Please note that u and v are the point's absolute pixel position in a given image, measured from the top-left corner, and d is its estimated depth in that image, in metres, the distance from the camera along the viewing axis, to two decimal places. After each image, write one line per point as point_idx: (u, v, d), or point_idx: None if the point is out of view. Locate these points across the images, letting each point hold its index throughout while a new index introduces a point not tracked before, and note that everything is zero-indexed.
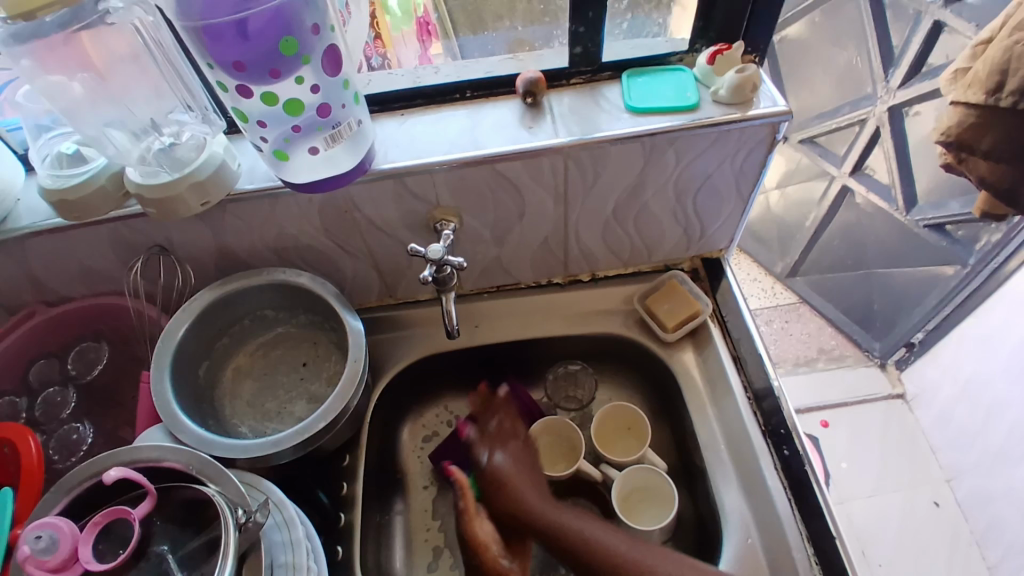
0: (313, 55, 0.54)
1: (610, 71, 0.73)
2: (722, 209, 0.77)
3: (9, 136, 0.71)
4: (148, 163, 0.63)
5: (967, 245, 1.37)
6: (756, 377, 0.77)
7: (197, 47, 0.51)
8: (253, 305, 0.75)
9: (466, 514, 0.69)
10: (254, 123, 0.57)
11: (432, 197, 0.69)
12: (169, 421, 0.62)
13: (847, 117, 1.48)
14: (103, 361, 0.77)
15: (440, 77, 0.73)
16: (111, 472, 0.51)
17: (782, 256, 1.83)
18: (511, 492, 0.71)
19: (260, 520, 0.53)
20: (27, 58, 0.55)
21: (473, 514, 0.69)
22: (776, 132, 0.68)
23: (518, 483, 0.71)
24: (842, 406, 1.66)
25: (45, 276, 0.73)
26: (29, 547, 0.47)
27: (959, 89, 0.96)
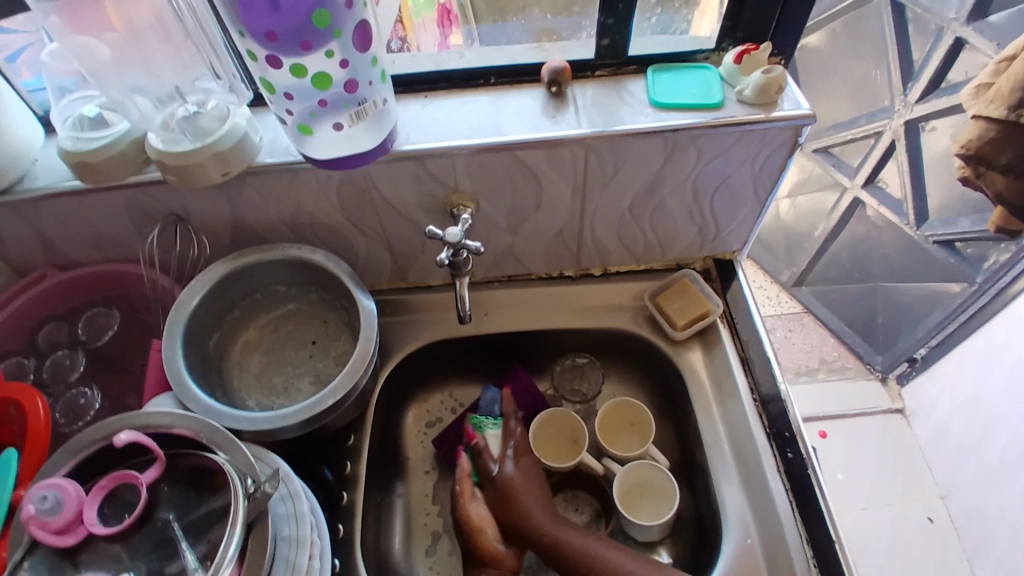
0: (345, 30, 0.54)
1: (635, 66, 0.73)
2: (738, 210, 0.77)
3: (29, 97, 0.71)
4: (171, 129, 0.62)
5: (975, 263, 1.38)
6: (762, 380, 0.77)
7: (229, 15, 0.51)
8: (267, 280, 0.75)
9: (461, 496, 0.73)
10: (281, 95, 0.57)
11: (451, 181, 0.69)
12: (179, 389, 0.63)
13: (863, 129, 1.48)
14: (114, 328, 0.76)
15: (464, 62, 0.73)
16: (121, 436, 0.51)
17: (789, 265, 1.83)
18: (516, 505, 0.71)
19: (269, 490, 0.52)
20: (56, 15, 0.56)
21: (467, 498, 0.73)
22: (797, 136, 0.68)
23: (522, 492, 0.72)
24: (840, 417, 1.66)
25: (59, 239, 0.73)
26: (34, 507, 0.47)
27: (980, 103, 0.95)
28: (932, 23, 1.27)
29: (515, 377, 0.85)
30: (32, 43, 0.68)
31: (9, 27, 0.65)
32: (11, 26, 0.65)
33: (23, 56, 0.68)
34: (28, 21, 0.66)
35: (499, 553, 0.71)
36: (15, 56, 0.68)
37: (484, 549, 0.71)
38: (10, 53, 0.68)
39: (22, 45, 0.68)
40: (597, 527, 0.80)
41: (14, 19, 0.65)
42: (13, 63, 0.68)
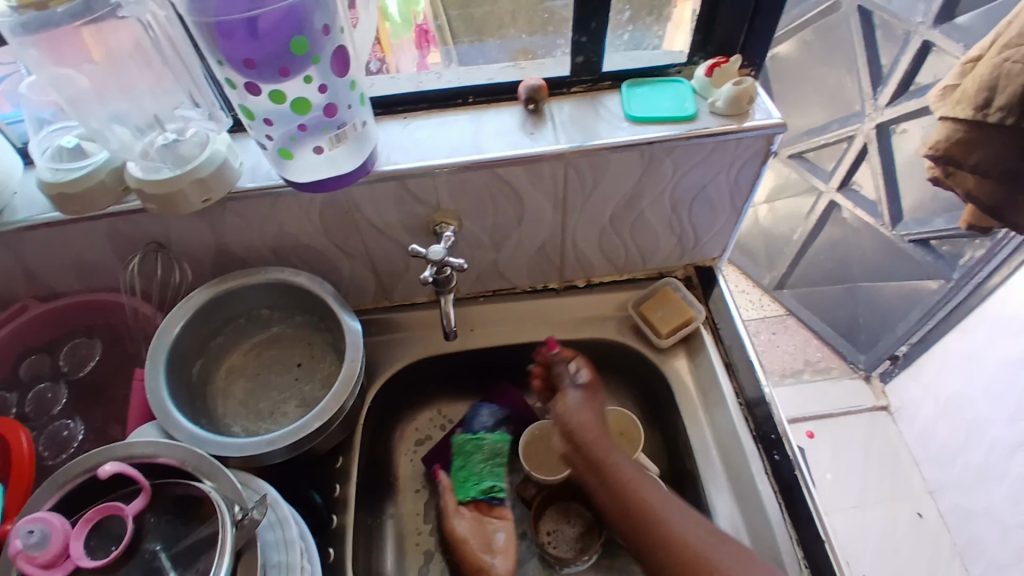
0: (323, 56, 0.55)
1: (610, 81, 0.74)
2: (716, 218, 0.79)
3: (8, 129, 0.71)
4: (151, 158, 0.62)
5: (950, 261, 1.40)
6: (747, 384, 0.78)
7: (207, 43, 0.52)
8: (250, 304, 0.74)
9: (445, 510, 0.77)
10: (261, 120, 0.58)
11: (432, 200, 0.70)
12: (163, 418, 0.62)
13: (836, 134, 1.52)
14: (96, 357, 0.76)
15: (443, 82, 0.74)
16: (104, 467, 0.50)
17: (770, 268, 1.86)
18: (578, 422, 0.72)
19: (257, 517, 0.52)
20: (34, 47, 0.55)
21: (451, 512, 0.76)
22: (770, 145, 0.69)
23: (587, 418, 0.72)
24: (827, 417, 1.68)
25: (40, 270, 0.72)
26: (21, 542, 0.46)
27: (947, 105, 0.99)
28: (900, 28, 1.30)
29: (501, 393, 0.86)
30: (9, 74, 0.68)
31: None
32: None
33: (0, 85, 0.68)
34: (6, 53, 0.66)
35: (487, 564, 0.73)
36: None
37: (472, 560, 0.73)
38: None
39: None
40: (589, 540, 0.80)
41: None
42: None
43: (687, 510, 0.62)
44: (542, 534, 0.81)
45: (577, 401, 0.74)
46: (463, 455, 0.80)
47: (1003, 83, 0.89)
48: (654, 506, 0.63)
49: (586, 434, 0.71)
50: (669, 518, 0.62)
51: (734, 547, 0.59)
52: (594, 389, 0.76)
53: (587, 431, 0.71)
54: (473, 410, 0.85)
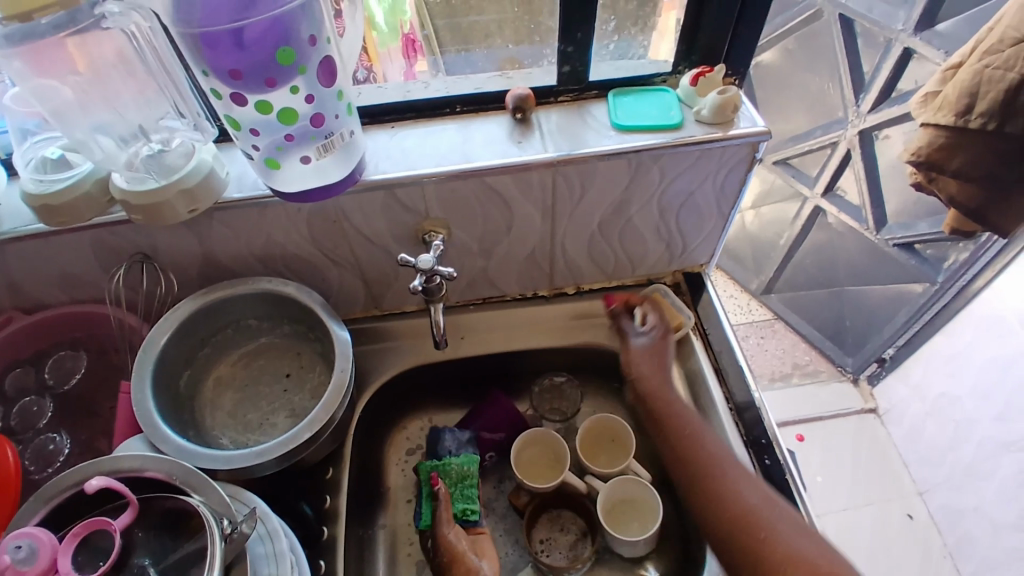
0: (309, 66, 0.55)
1: (597, 90, 0.75)
2: (703, 225, 0.80)
3: None
4: (137, 169, 0.62)
5: (934, 264, 1.42)
6: (736, 389, 0.79)
7: (192, 53, 0.52)
8: (238, 315, 0.74)
9: (438, 519, 0.73)
10: (247, 131, 0.58)
11: (422, 209, 0.70)
12: (149, 431, 0.61)
13: (820, 140, 1.54)
14: (81, 370, 0.75)
15: (430, 92, 0.74)
16: (91, 481, 0.49)
17: (758, 273, 1.88)
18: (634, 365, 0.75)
19: (246, 531, 0.52)
20: (18, 59, 0.54)
21: (444, 521, 0.73)
22: (755, 152, 0.70)
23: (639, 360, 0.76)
24: (816, 420, 1.70)
25: (23, 282, 0.71)
26: (9, 557, 0.44)
27: (929, 111, 1.01)
28: (881, 35, 1.33)
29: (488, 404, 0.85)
30: None
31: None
32: None
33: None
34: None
35: (477, 567, 0.70)
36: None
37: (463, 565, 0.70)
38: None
39: None
40: (582, 547, 0.80)
41: None
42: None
43: (756, 484, 0.62)
44: (535, 543, 0.80)
45: (656, 365, 0.74)
46: (449, 468, 0.77)
47: (983, 89, 0.92)
48: (723, 472, 0.63)
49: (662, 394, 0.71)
50: (737, 483, 0.62)
51: (791, 516, 0.59)
52: (660, 335, 0.77)
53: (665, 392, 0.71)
54: (435, 438, 0.82)
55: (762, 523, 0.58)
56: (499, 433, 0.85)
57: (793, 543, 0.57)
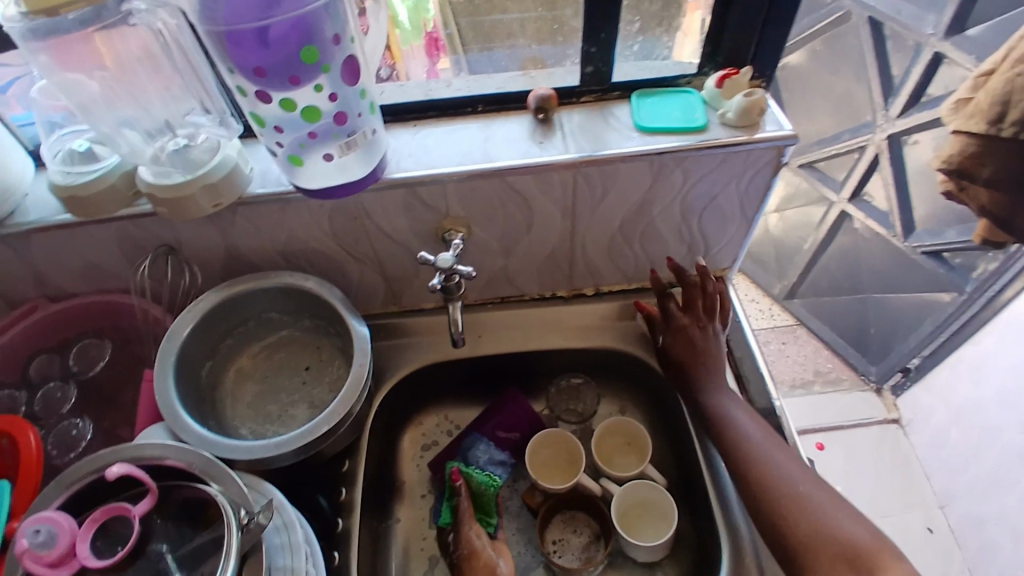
0: (333, 64, 0.55)
1: (621, 91, 0.74)
2: (726, 229, 0.79)
3: (20, 131, 0.72)
4: (162, 163, 0.63)
5: (963, 272, 1.38)
6: (757, 395, 0.78)
7: (218, 51, 0.53)
8: (260, 308, 0.75)
9: (465, 514, 0.74)
10: (271, 127, 0.58)
11: (442, 207, 0.70)
12: (171, 420, 0.62)
13: (847, 144, 1.51)
14: (105, 358, 0.77)
15: (452, 90, 0.74)
16: (113, 468, 0.51)
17: (780, 278, 1.85)
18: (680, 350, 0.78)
19: (263, 521, 0.52)
20: (44, 53, 0.56)
21: (468, 517, 0.74)
22: (781, 155, 0.69)
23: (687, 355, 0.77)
24: (837, 428, 1.67)
25: (51, 272, 0.73)
26: (27, 541, 0.47)
27: (959, 119, 0.98)
28: (910, 38, 1.29)
29: (506, 403, 0.84)
30: (20, 76, 0.68)
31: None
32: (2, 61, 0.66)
33: (12, 89, 0.69)
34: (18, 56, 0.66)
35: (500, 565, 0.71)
36: (4, 89, 0.69)
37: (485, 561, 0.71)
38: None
39: (10, 79, 0.69)
40: (595, 549, 0.80)
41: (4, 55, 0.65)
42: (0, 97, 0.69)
43: (800, 468, 0.66)
44: (548, 542, 0.80)
45: (698, 331, 0.78)
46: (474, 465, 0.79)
47: (1016, 97, 0.88)
48: (767, 458, 0.68)
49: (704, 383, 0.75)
50: (778, 467, 0.67)
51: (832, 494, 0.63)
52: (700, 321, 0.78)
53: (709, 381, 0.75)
54: (468, 444, 0.82)
55: (785, 501, 0.64)
56: (514, 433, 0.85)
57: (834, 518, 0.61)
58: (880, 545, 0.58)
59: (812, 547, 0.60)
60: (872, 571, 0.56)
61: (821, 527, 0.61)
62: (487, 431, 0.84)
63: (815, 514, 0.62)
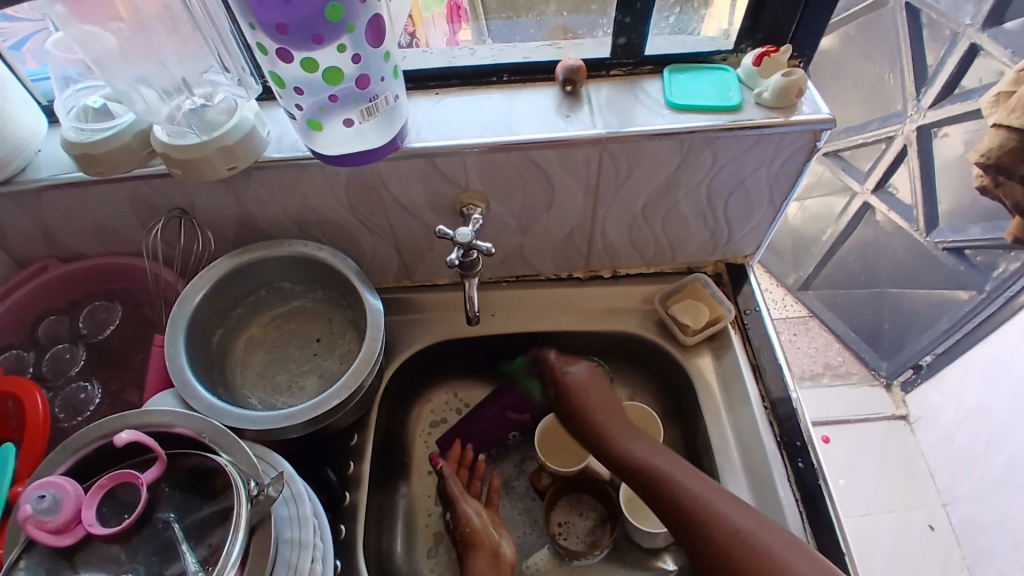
0: (358, 24, 0.53)
1: (651, 66, 0.71)
2: (752, 215, 0.76)
3: (33, 86, 0.70)
4: (178, 123, 0.61)
5: (984, 271, 1.36)
6: (773, 385, 0.76)
7: (239, 5, 0.50)
8: (272, 277, 0.74)
9: (453, 494, 0.76)
10: (291, 89, 0.56)
11: (462, 179, 0.68)
12: (180, 386, 0.61)
13: (875, 133, 1.46)
14: (114, 322, 0.76)
15: (476, 59, 0.71)
16: (120, 435, 0.50)
17: (795, 268, 1.81)
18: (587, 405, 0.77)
19: (272, 493, 0.51)
20: (60, 3, 0.54)
21: (459, 496, 0.76)
22: (816, 140, 0.66)
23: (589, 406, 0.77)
24: (843, 423, 1.65)
25: (62, 231, 0.72)
26: (32, 506, 0.46)
27: (1000, 111, 0.93)
28: (948, 27, 1.25)
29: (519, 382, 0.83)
30: (40, 31, 0.67)
31: (13, 14, 0.64)
32: (17, 15, 0.64)
33: (28, 45, 0.67)
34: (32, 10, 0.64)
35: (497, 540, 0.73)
36: (21, 44, 0.67)
37: (482, 536, 0.73)
38: (16, 41, 0.67)
39: (30, 33, 0.67)
40: (599, 534, 0.79)
41: (21, 7, 0.63)
42: (18, 52, 0.68)
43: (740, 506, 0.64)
44: (553, 525, 0.80)
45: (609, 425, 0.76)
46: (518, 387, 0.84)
47: None
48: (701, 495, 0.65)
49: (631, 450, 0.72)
50: (710, 501, 0.64)
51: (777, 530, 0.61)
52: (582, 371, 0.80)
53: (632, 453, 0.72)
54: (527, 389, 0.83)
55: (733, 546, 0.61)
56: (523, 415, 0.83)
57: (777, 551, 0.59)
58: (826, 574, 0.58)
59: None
60: None
61: (777, 570, 0.58)
62: (497, 412, 0.83)
63: (768, 554, 0.59)
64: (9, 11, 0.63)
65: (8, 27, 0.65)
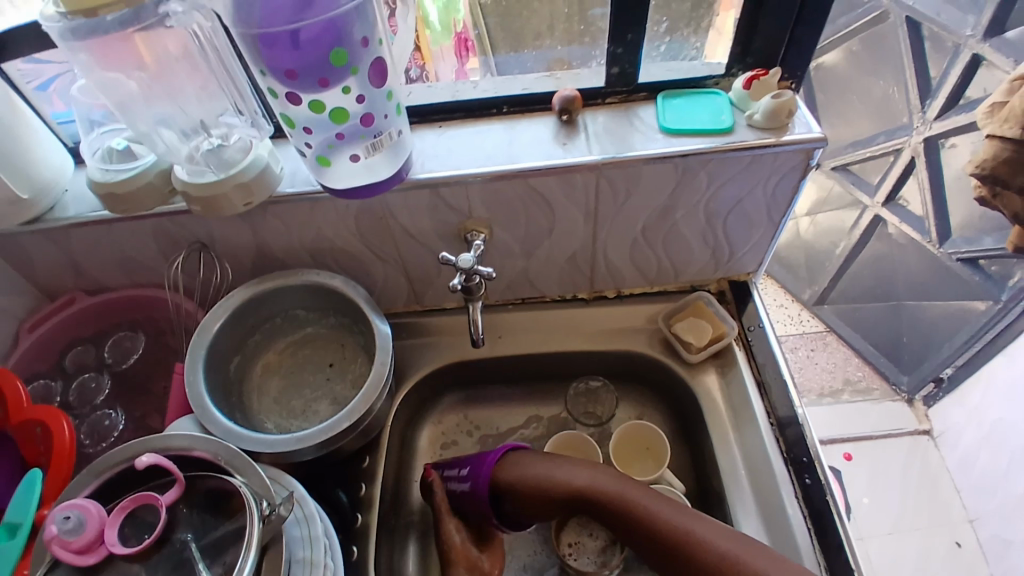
0: (361, 67, 0.56)
1: (645, 93, 0.74)
2: (752, 234, 0.77)
3: (60, 128, 0.75)
4: (198, 163, 0.65)
5: (1000, 282, 1.35)
6: (780, 405, 0.77)
7: (251, 54, 0.54)
8: (286, 305, 0.77)
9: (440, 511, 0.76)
10: (301, 128, 0.60)
11: (465, 208, 0.70)
12: (200, 411, 0.64)
13: (882, 146, 1.47)
14: (138, 350, 0.80)
15: (478, 92, 0.75)
16: (142, 458, 0.53)
17: (811, 283, 1.79)
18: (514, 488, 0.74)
19: (283, 513, 0.54)
20: (85, 52, 0.57)
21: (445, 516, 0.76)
22: (810, 159, 0.68)
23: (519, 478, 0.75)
24: (865, 439, 1.62)
25: (88, 265, 0.77)
26: (56, 527, 0.49)
27: (994, 123, 0.93)
28: (949, 39, 1.26)
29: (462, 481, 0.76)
30: (62, 73, 0.72)
31: (42, 57, 0.69)
32: (45, 58, 0.69)
33: (52, 85, 0.72)
34: (59, 55, 0.69)
35: (475, 557, 0.74)
36: (46, 85, 0.72)
37: (461, 554, 0.74)
38: (41, 82, 0.71)
39: (53, 75, 0.72)
40: (611, 553, 0.78)
41: (48, 53, 0.68)
42: (43, 93, 0.72)
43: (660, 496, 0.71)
44: (563, 545, 0.79)
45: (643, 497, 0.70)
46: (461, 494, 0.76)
47: None
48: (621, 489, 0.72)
49: (678, 526, 0.67)
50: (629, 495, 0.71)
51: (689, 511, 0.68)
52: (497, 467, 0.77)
53: (677, 527, 0.67)
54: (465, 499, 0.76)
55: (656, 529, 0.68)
56: (465, 484, 0.76)
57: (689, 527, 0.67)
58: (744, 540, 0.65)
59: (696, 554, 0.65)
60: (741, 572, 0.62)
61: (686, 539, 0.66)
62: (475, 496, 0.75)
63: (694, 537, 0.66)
64: (36, 55, 0.68)
65: (34, 68, 0.70)
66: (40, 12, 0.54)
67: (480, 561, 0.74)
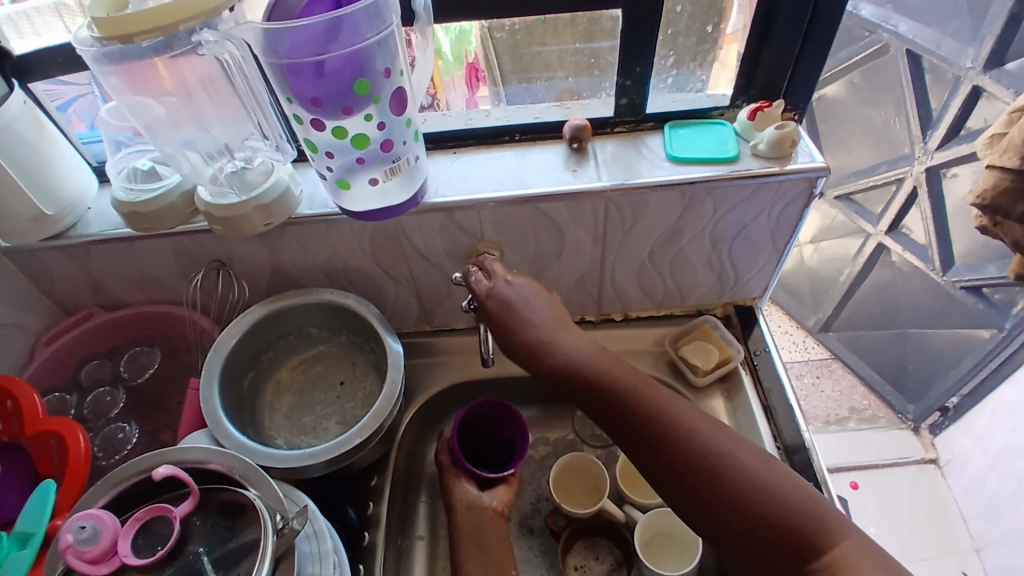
0: (383, 96, 0.59)
1: (653, 123, 0.77)
2: (757, 259, 0.79)
3: (84, 147, 0.78)
4: (220, 183, 0.68)
5: (1004, 309, 1.36)
6: (786, 429, 0.77)
7: (279, 81, 0.56)
8: (300, 323, 0.78)
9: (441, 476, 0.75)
10: (322, 153, 0.62)
11: (477, 231, 0.72)
12: (214, 426, 0.65)
13: (884, 176, 1.49)
14: (153, 365, 0.81)
15: (491, 120, 0.78)
16: (159, 470, 0.54)
17: (815, 310, 1.80)
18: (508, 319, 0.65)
19: (297, 526, 0.54)
20: (116, 75, 0.59)
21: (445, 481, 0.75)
22: (813, 187, 0.70)
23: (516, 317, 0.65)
24: (871, 468, 1.62)
25: (107, 281, 0.79)
26: (72, 536, 0.50)
27: (994, 153, 0.96)
28: (949, 72, 1.29)
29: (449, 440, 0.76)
30: (83, 94, 0.75)
31: (64, 79, 0.72)
32: (67, 80, 0.72)
33: (73, 106, 0.75)
34: (81, 76, 0.73)
35: (474, 499, 0.73)
36: (67, 105, 0.75)
37: (460, 499, 0.73)
38: (63, 102, 0.75)
39: (73, 96, 0.75)
40: None
41: (71, 75, 0.72)
42: (65, 113, 0.75)
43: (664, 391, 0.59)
44: (570, 568, 0.78)
45: (653, 386, 0.59)
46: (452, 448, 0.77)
47: None
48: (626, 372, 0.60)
49: (692, 426, 0.56)
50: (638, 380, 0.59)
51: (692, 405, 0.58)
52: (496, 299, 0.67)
53: (681, 423, 0.56)
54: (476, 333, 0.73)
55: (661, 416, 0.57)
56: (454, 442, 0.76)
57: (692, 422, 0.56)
58: (748, 452, 0.54)
59: (697, 458, 0.54)
60: (734, 477, 0.53)
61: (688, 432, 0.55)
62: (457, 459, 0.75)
63: (699, 438, 0.55)
64: (61, 77, 0.72)
65: (57, 89, 0.73)
66: (76, 36, 0.57)
67: (480, 500, 0.72)
